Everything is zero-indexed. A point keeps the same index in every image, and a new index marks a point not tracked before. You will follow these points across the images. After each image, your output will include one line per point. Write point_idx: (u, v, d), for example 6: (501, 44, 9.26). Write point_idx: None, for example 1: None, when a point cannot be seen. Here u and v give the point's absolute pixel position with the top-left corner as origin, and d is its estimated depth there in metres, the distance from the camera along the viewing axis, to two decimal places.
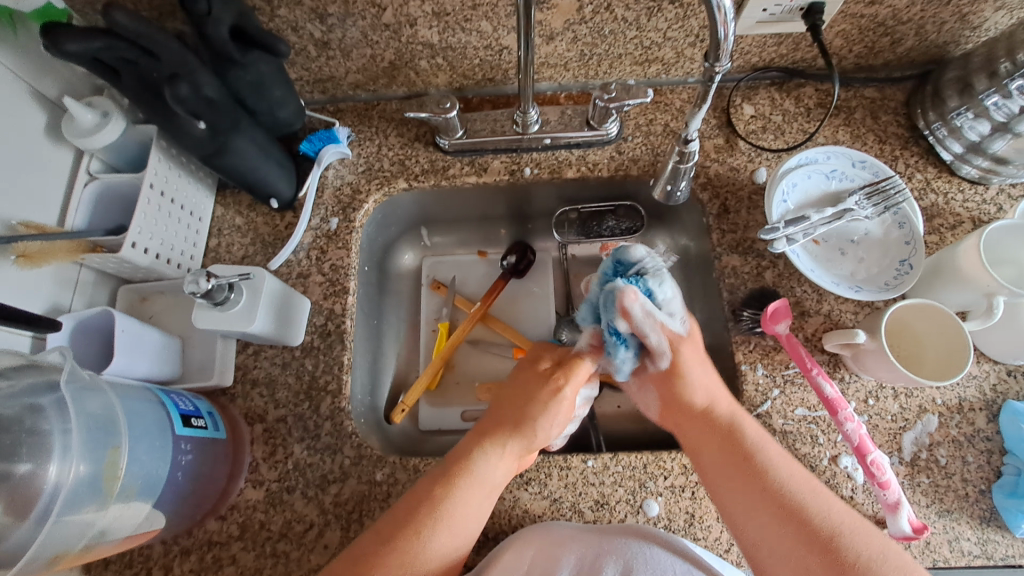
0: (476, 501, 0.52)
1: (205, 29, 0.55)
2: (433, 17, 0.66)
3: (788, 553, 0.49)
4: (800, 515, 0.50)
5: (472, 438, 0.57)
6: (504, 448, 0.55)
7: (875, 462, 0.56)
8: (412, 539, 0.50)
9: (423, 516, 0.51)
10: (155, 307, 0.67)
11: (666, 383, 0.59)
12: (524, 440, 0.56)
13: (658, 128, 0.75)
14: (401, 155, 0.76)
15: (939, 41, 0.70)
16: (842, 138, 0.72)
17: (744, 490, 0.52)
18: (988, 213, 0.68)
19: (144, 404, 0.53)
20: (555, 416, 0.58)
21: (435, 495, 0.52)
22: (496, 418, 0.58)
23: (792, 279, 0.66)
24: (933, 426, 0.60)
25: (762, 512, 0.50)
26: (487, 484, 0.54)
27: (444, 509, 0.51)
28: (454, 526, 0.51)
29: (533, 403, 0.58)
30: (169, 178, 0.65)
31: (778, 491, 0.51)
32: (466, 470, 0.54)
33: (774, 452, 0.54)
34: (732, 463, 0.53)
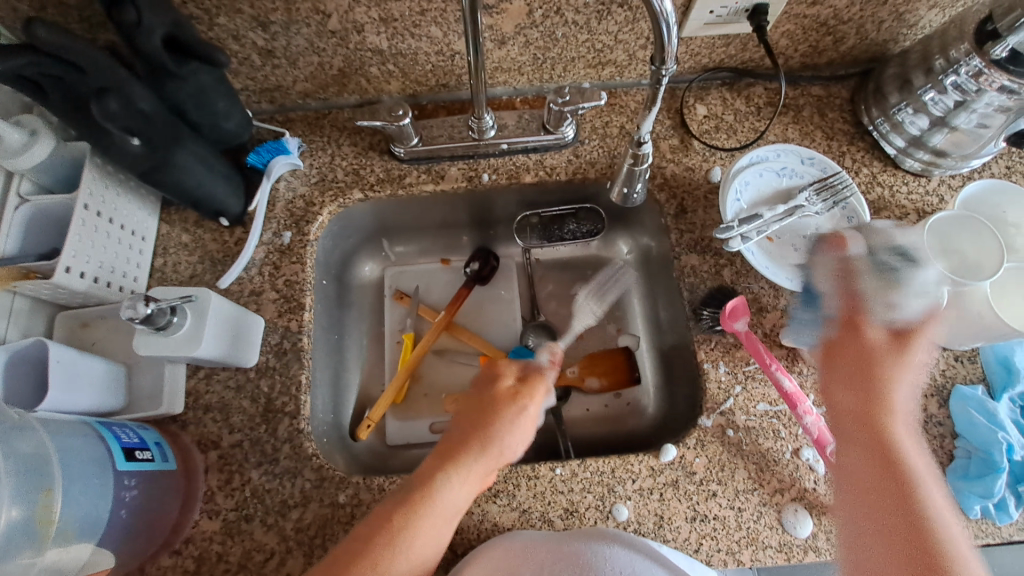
0: (434, 530, 0.51)
1: (135, 40, 0.53)
2: (381, 23, 0.65)
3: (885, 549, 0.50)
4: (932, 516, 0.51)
5: (434, 462, 0.54)
6: (469, 470, 0.54)
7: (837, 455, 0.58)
8: (365, 570, 0.47)
9: (381, 545, 0.49)
10: (97, 333, 0.64)
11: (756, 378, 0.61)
12: (490, 462, 0.55)
13: (614, 131, 0.75)
14: (355, 164, 0.74)
15: (879, 39, 0.73)
16: (792, 136, 0.74)
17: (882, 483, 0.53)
18: (932, 204, 0.71)
19: (80, 440, 0.49)
20: (524, 433, 0.57)
21: (392, 521, 0.50)
22: (461, 440, 0.56)
23: (750, 275, 0.67)
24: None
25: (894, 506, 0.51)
26: (450, 508, 0.52)
27: (400, 537, 0.49)
28: (409, 554, 0.49)
29: (503, 422, 0.57)
30: (106, 197, 0.61)
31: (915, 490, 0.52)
32: (428, 494, 0.52)
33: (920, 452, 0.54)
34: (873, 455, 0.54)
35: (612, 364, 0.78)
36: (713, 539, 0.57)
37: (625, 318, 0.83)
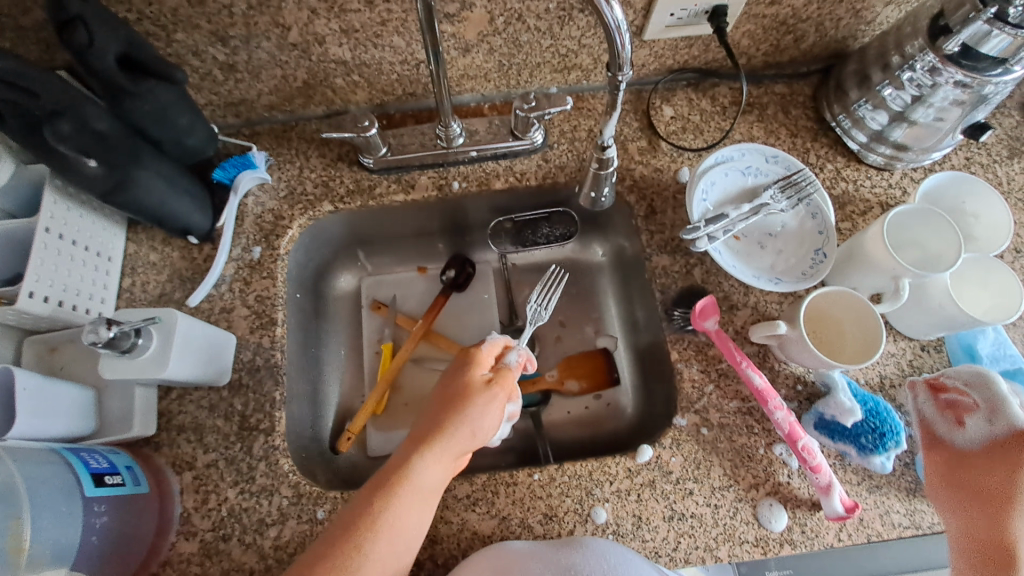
0: (412, 511, 0.51)
1: (88, 60, 0.52)
2: (342, 34, 0.65)
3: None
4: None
5: (408, 446, 0.55)
6: (443, 450, 0.55)
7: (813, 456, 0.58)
8: (349, 553, 0.48)
9: (363, 529, 0.49)
10: (64, 357, 0.63)
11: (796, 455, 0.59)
12: (462, 442, 0.56)
13: (582, 134, 0.75)
14: (324, 176, 0.74)
15: (838, 36, 0.74)
16: (757, 134, 0.74)
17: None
18: (895, 197, 0.72)
19: (47, 468, 0.48)
20: (497, 416, 0.58)
21: (373, 505, 0.50)
22: (433, 421, 0.56)
23: (720, 274, 0.67)
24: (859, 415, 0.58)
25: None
26: (426, 489, 0.53)
27: (381, 520, 0.50)
28: (391, 535, 0.50)
29: (476, 407, 0.57)
30: (68, 219, 0.60)
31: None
32: (405, 476, 0.52)
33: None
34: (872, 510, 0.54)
35: (593, 367, 0.77)
36: (691, 537, 0.58)
37: (602, 320, 0.83)
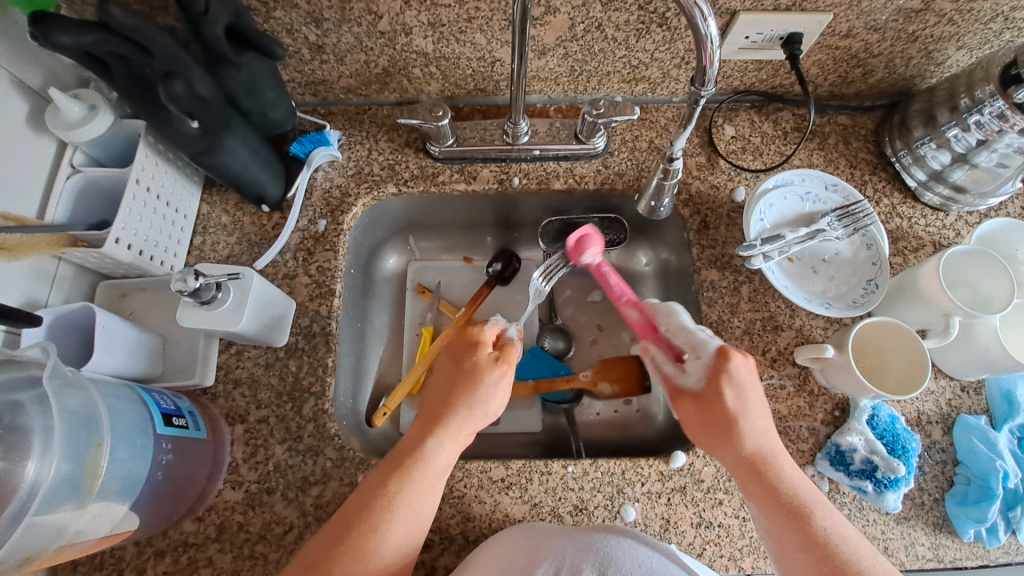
0: (427, 489, 0.53)
1: (201, 28, 0.55)
2: (429, 27, 0.68)
3: (775, 543, 0.52)
4: (805, 497, 0.52)
5: (420, 427, 0.57)
6: (454, 433, 0.56)
7: (676, 379, 0.59)
8: (365, 532, 0.50)
9: (378, 511, 0.51)
10: (135, 303, 0.66)
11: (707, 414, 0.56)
12: (473, 422, 0.57)
13: (643, 145, 0.77)
14: (391, 160, 0.77)
15: (906, 74, 0.75)
16: (816, 161, 0.76)
17: (746, 473, 0.54)
18: (948, 237, 0.72)
19: (125, 402, 0.52)
20: (504, 393, 0.59)
21: (388, 489, 0.52)
22: (443, 402, 0.58)
23: (767, 294, 0.69)
24: (904, 470, 0.59)
25: (772, 500, 0.53)
26: (439, 470, 0.55)
27: (398, 500, 0.52)
28: (407, 515, 0.51)
29: (484, 385, 0.58)
30: (156, 174, 0.64)
31: (769, 468, 0.54)
32: (418, 459, 0.54)
33: (758, 419, 0.55)
34: (726, 444, 0.55)
35: (625, 372, 0.78)
36: (716, 545, 0.59)
37: None
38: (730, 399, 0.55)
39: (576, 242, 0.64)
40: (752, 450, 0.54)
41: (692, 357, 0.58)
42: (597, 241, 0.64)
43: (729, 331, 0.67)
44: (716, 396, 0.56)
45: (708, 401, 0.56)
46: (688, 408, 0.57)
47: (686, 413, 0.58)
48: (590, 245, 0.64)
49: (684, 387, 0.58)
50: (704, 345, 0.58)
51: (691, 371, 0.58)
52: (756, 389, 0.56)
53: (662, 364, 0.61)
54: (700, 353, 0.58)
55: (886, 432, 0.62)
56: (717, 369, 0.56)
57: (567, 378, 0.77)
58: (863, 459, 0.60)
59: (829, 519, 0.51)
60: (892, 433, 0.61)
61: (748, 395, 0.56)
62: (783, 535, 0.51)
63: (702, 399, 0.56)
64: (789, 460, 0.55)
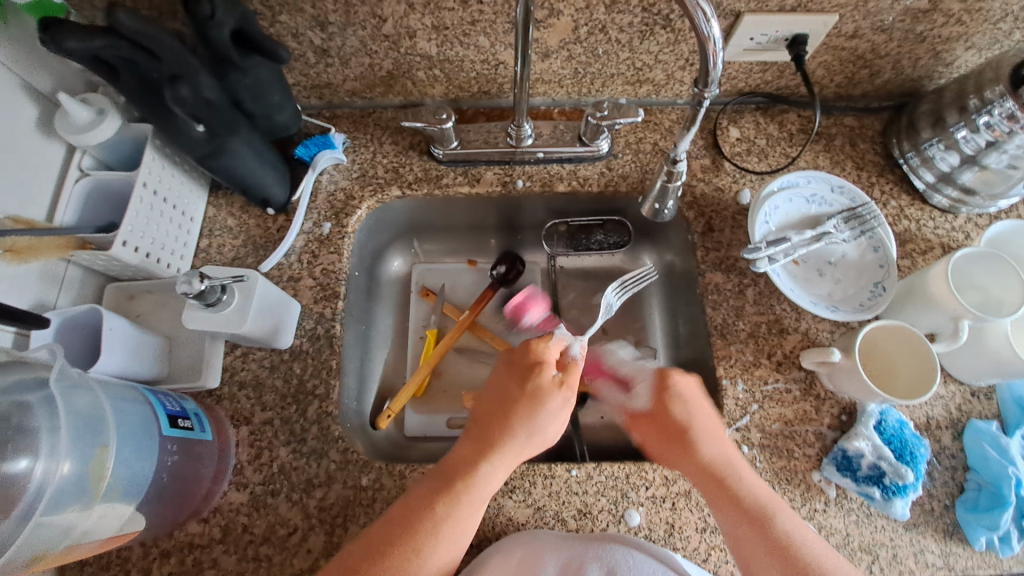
0: (476, 514, 0.53)
1: (207, 32, 0.56)
2: (432, 30, 0.68)
3: (738, 548, 0.54)
4: (764, 501, 0.55)
5: (472, 449, 0.56)
6: (507, 458, 0.56)
7: (631, 406, 0.68)
8: (406, 555, 0.50)
9: (423, 536, 0.51)
10: (142, 306, 0.67)
11: (661, 434, 0.61)
12: (529, 449, 0.57)
13: (647, 147, 0.77)
14: (395, 163, 0.77)
15: (913, 75, 0.74)
16: (822, 163, 0.75)
17: (706, 483, 0.56)
18: (957, 239, 0.72)
19: (131, 403, 0.52)
20: (563, 420, 0.59)
21: (434, 513, 0.52)
22: (500, 427, 0.57)
23: (773, 297, 0.68)
24: (912, 476, 0.58)
25: (733, 506, 0.55)
26: (487, 494, 0.55)
27: (445, 525, 0.52)
28: (451, 541, 0.52)
29: (545, 411, 0.58)
30: (162, 177, 0.65)
31: (728, 476, 0.56)
32: (469, 484, 0.54)
33: (709, 430, 0.59)
34: (685, 457, 0.58)
35: None
36: (722, 551, 0.58)
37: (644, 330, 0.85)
38: (680, 413, 0.60)
39: (520, 304, 0.82)
40: (709, 460, 0.57)
41: (639, 385, 0.67)
42: (536, 303, 0.82)
43: (734, 335, 0.67)
44: (665, 412, 0.61)
45: (660, 419, 0.61)
46: (646, 428, 0.63)
47: (645, 433, 0.63)
48: None
49: (639, 409, 0.65)
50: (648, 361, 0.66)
51: (639, 394, 0.66)
52: (705, 403, 0.61)
53: (615, 397, 0.73)
54: (646, 376, 0.65)
55: (894, 437, 0.61)
56: (660, 386, 0.62)
57: (571, 381, 0.77)
58: (870, 464, 0.59)
59: (788, 521, 0.54)
60: (900, 438, 0.61)
61: (698, 409, 0.60)
62: (744, 540, 0.53)
63: (657, 415, 0.61)
64: (744, 467, 0.57)
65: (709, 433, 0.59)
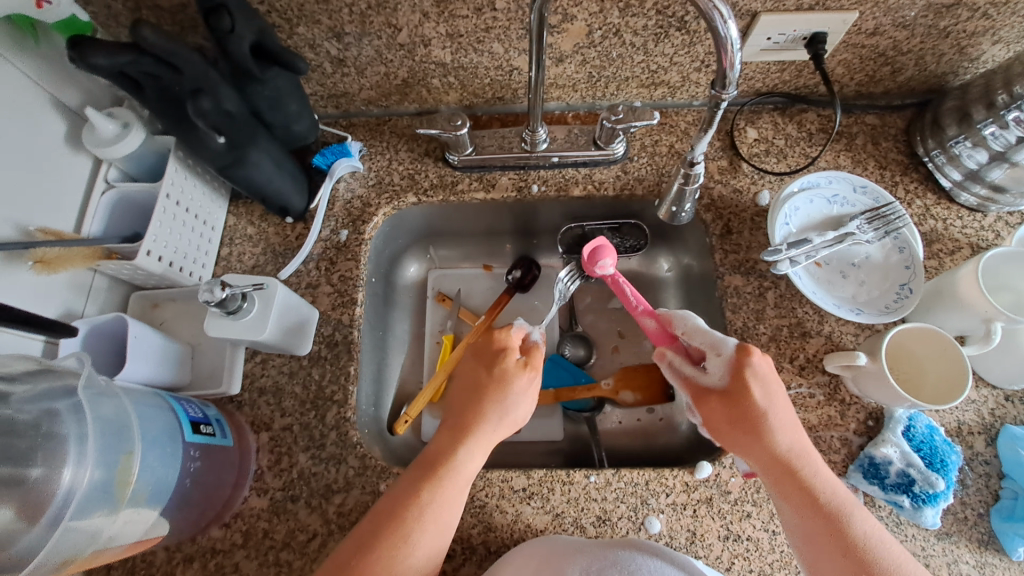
0: (458, 493, 0.53)
1: (228, 46, 0.57)
2: (447, 38, 0.68)
3: (807, 544, 0.50)
4: (840, 499, 0.50)
5: (447, 436, 0.57)
6: (482, 442, 0.56)
7: (698, 380, 0.57)
8: (396, 542, 0.50)
9: (409, 522, 0.50)
10: (165, 313, 0.68)
11: (736, 420, 0.54)
12: (500, 433, 0.58)
13: (663, 150, 0.77)
14: (411, 170, 0.78)
15: (937, 71, 0.72)
16: (844, 163, 0.74)
17: (774, 473, 0.52)
18: (986, 239, 0.69)
19: (155, 410, 0.54)
20: (532, 401, 0.60)
21: (419, 497, 0.52)
22: (470, 410, 0.58)
23: (794, 299, 0.67)
24: (943, 484, 0.56)
25: (804, 503, 0.50)
26: (468, 478, 0.55)
27: (428, 510, 0.51)
28: (437, 524, 0.51)
29: (512, 393, 0.58)
30: (184, 188, 0.66)
31: (803, 468, 0.52)
32: (446, 467, 0.54)
33: (786, 417, 0.53)
34: (755, 443, 0.53)
35: (647, 380, 0.77)
36: (745, 559, 0.57)
37: None
38: (757, 395, 0.53)
39: (592, 252, 0.66)
40: (783, 449, 0.52)
41: (711, 355, 0.56)
42: (610, 251, 0.66)
43: (755, 339, 0.66)
44: (742, 393, 0.54)
45: (736, 402, 0.54)
46: (713, 407, 0.55)
47: (711, 413, 0.55)
48: (606, 255, 0.66)
49: (708, 386, 0.56)
50: (722, 343, 0.55)
51: (711, 372, 0.56)
52: (778, 382, 0.55)
53: (680, 367, 0.59)
54: (720, 351, 0.55)
55: (924, 444, 0.59)
56: (739, 365, 0.54)
57: (588, 386, 0.76)
58: (900, 471, 0.57)
59: (864, 522, 0.49)
60: (930, 444, 0.59)
61: (773, 389, 0.54)
62: (819, 539, 0.49)
63: (734, 398, 0.54)
64: (818, 458, 0.53)
65: (782, 420, 0.53)
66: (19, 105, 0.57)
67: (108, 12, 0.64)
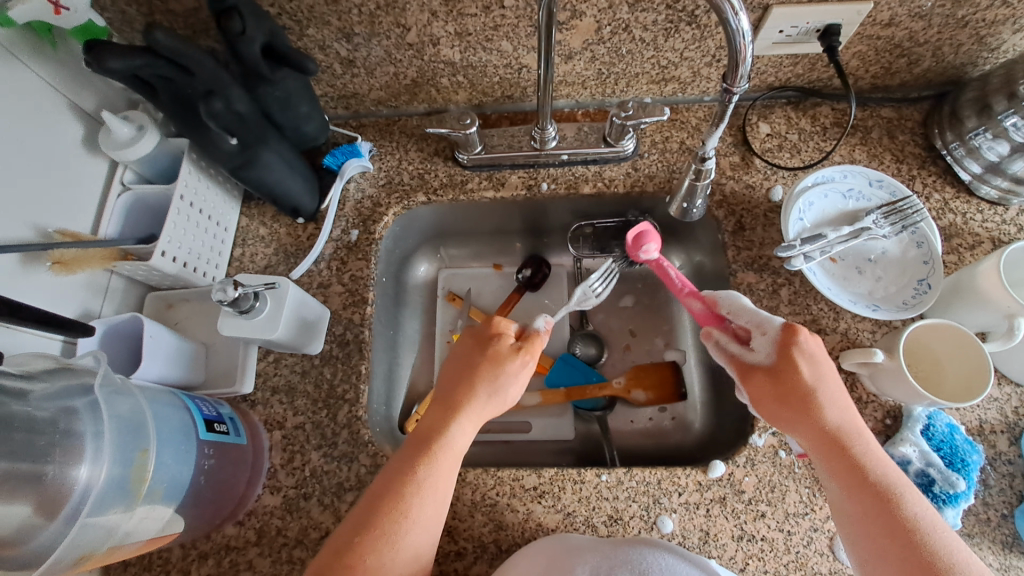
0: (450, 468, 0.53)
1: (239, 48, 0.57)
2: (456, 37, 0.68)
3: (854, 525, 0.48)
4: (893, 481, 0.48)
5: (438, 413, 0.57)
6: (473, 416, 0.57)
7: (744, 358, 0.57)
8: (395, 518, 0.50)
9: (407, 498, 0.51)
10: (180, 314, 0.69)
11: (784, 396, 0.53)
12: (491, 408, 0.58)
13: (674, 146, 0.76)
14: (420, 169, 0.78)
15: (956, 62, 0.71)
16: (859, 157, 0.72)
17: (826, 452, 0.51)
18: (1008, 233, 0.68)
19: (169, 408, 0.54)
20: (523, 384, 0.60)
21: (413, 473, 0.52)
22: (462, 386, 0.58)
23: (809, 296, 0.66)
24: (963, 485, 0.55)
25: (856, 481, 0.49)
26: (459, 454, 0.55)
27: (424, 484, 0.52)
28: (433, 493, 0.52)
29: (506, 373, 0.58)
30: (198, 190, 0.67)
31: (854, 446, 0.50)
32: (438, 441, 0.54)
33: (837, 394, 0.52)
34: (805, 419, 0.52)
35: (659, 378, 0.76)
36: (760, 560, 0.56)
37: (673, 333, 0.83)
38: (806, 373, 0.53)
39: (636, 238, 0.66)
40: (834, 427, 0.51)
41: (758, 334, 0.56)
42: (654, 237, 0.66)
43: None
44: (790, 369, 0.53)
45: (784, 379, 0.53)
46: (760, 384, 0.54)
47: (756, 390, 0.55)
48: (649, 241, 0.66)
49: (755, 363, 0.55)
50: (768, 320, 0.55)
51: (758, 350, 0.55)
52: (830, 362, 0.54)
53: (726, 345, 0.58)
54: (766, 329, 0.55)
55: (944, 443, 0.57)
56: (786, 342, 0.54)
57: (599, 385, 0.76)
58: (920, 471, 0.56)
59: (920, 507, 0.47)
60: (950, 443, 0.57)
61: (824, 367, 0.53)
62: (869, 518, 0.48)
63: (781, 373, 0.53)
64: (873, 439, 0.51)
65: (833, 399, 0.52)
66: (37, 109, 0.58)
67: (123, 18, 0.65)
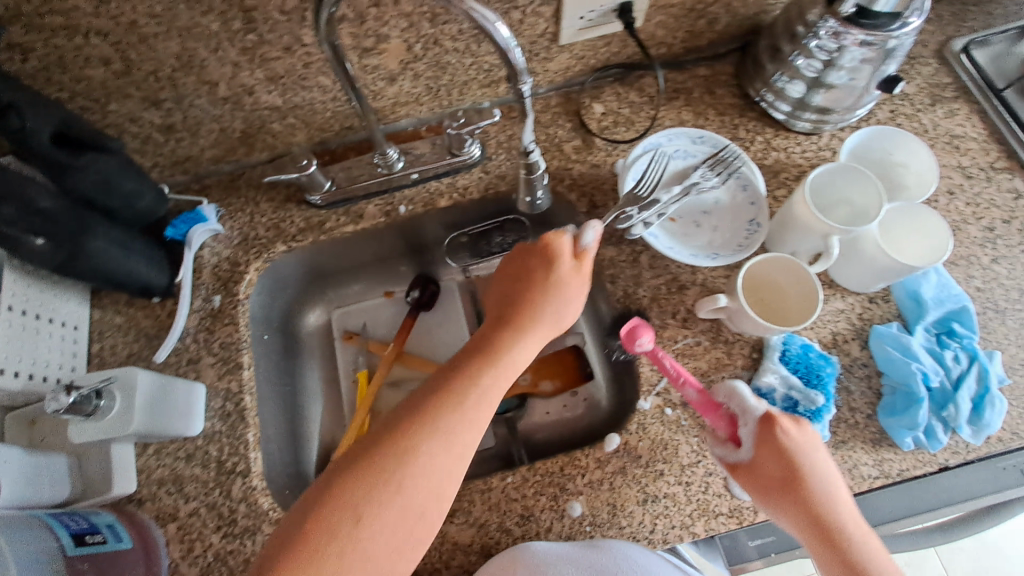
0: (465, 424, 0.50)
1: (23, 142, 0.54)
2: (269, 82, 0.67)
3: None
4: (867, 553, 0.51)
5: (468, 360, 0.55)
6: (508, 369, 0.54)
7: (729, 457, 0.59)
8: (386, 465, 0.48)
9: (404, 443, 0.48)
10: (45, 428, 0.62)
11: (774, 489, 0.55)
12: (505, 365, 0.55)
13: (518, 142, 0.78)
14: (275, 219, 0.76)
15: (749, 14, 0.76)
16: (686, 118, 0.77)
17: (809, 535, 0.54)
18: (826, 158, 0.74)
19: (29, 533, 0.50)
20: (544, 331, 0.58)
21: (416, 416, 0.50)
22: (501, 329, 0.57)
23: (665, 257, 0.69)
24: (822, 399, 0.60)
25: (838, 563, 0.52)
26: (484, 409, 0.52)
27: (431, 429, 0.49)
28: (442, 442, 0.49)
29: (546, 309, 0.58)
30: (29, 295, 0.62)
31: (834, 528, 0.53)
32: (465, 392, 0.52)
33: (823, 474, 0.54)
34: (793, 504, 0.54)
35: (563, 366, 0.81)
36: (666, 517, 0.59)
37: None
38: (783, 462, 0.55)
39: (630, 335, 0.62)
40: (814, 514, 0.53)
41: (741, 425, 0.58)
42: (648, 330, 0.62)
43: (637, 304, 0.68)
44: (769, 463, 0.55)
45: (777, 473, 0.55)
46: (748, 482, 0.57)
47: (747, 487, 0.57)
48: (644, 335, 0.62)
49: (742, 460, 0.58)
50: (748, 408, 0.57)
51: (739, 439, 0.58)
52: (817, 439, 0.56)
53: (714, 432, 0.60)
54: (747, 421, 0.57)
55: (800, 364, 0.62)
56: (765, 434, 0.56)
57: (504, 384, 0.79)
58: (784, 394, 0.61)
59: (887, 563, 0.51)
60: (805, 363, 0.62)
61: (808, 454, 0.55)
62: None
63: (761, 467, 0.56)
64: (851, 509, 0.53)
65: (814, 481, 0.54)
66: None
67: None
